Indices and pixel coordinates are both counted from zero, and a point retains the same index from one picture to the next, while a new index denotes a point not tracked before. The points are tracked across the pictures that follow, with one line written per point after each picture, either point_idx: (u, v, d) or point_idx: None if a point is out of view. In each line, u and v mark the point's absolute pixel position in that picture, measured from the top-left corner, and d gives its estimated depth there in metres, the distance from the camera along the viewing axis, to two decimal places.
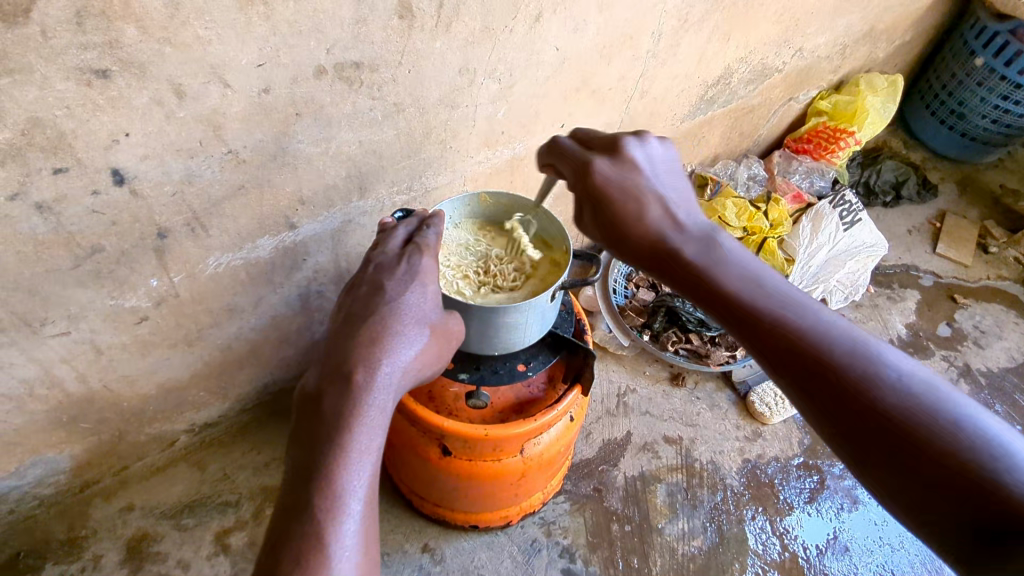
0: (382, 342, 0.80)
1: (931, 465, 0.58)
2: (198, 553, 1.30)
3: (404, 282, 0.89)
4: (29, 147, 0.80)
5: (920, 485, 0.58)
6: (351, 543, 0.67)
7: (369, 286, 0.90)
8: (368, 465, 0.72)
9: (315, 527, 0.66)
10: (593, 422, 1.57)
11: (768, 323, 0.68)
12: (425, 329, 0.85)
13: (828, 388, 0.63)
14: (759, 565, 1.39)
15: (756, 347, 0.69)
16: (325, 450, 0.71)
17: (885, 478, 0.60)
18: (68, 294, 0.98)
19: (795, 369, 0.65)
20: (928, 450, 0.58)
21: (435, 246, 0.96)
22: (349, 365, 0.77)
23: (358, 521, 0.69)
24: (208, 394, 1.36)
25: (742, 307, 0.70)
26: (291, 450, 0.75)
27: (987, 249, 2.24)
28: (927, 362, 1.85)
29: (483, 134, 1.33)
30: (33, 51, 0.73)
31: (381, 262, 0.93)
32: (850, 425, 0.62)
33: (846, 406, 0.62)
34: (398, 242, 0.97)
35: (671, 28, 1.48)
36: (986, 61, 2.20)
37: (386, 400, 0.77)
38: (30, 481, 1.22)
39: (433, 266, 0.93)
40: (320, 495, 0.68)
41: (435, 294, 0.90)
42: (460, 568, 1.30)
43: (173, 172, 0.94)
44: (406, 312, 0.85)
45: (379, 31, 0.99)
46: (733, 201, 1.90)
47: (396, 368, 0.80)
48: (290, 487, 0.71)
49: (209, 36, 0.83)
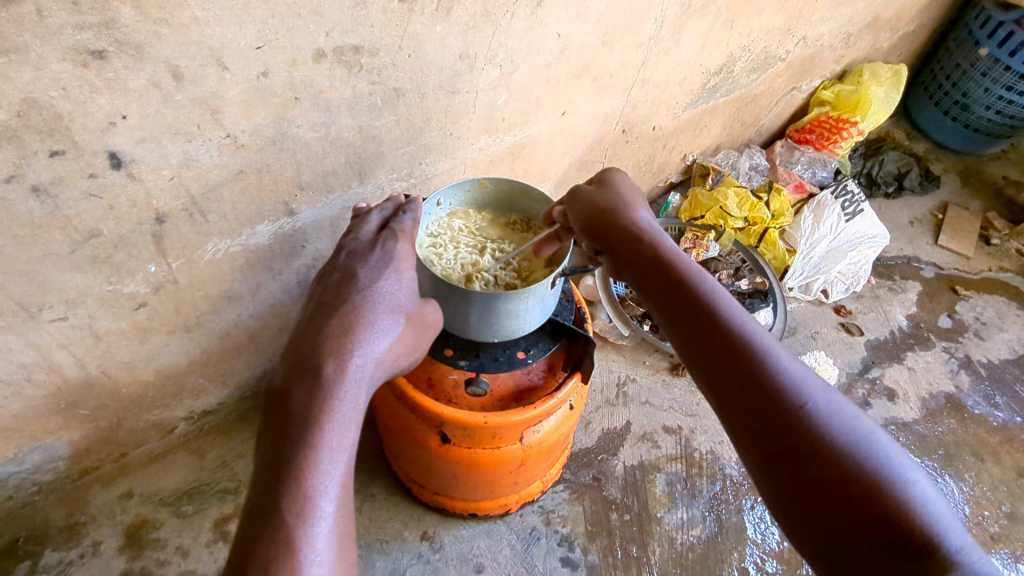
0: (353, 333, 0.79)
1: (837, 478, 0.66)
2: (197, 541, 1.30)
3: (377, 270, 0.89)
4: (25, 129, 0.79)
5: (829, 503, 0.65)
6: (324, 547, 0.65)
7: (341, 274, 0.90)
8: (340, 461, 0.71)
9: (285, 527, 0.65)
10: (592, 412, 1.57)
11: (730, 353, 0.78)
12: (398, 318, 0.84)
13: (764, 400, 0.73)
14: (758, 555, 1.39)
15: (713, 368, 0.79)
16: (295, 448, 0.70)
17: (792, 483, 0.68)
18: (66, 280, 0.97)
19: (734, 375, 0.76)
20: (836, 469, 0.66)
21: (410, 231, 0.96)
22: (317, 359, 0.76)
23: (331, 522, 0.67)
24: (207, 380, 1.35)
25: (703, 324, 0.81)
26: (260, 449, 0.73)
27: (989, 241, 2.23)
28: (928, 354, 1.85)
29: (483, 121, 1.32)
30: (28, 31, 0.72)
31: (354, 248, 0.94)
32: (771, 439, 0.71)
33: (772, 420, 0.72)
34: (372, 227, 0.98)
35: (674, 14, 1.47)
36: (990, 52, 2.19)
37: (357, 392, 0.75)
38: (29, 467, 1.22)
39: (409, 251, 0.93)
40: (289, 495, 0.66)
41: (409, 281, 0.89)
42: (459, 556, 1.30)
43: (171, 155, 0.93)
44: (379, 301, 0.84)
45: (379, 14, 0.98)
46: (735, 191, 1.89)
47: (368, 359, 0.78)
48: (258, 488, 0.69)
49: (207, 17, 0.82)
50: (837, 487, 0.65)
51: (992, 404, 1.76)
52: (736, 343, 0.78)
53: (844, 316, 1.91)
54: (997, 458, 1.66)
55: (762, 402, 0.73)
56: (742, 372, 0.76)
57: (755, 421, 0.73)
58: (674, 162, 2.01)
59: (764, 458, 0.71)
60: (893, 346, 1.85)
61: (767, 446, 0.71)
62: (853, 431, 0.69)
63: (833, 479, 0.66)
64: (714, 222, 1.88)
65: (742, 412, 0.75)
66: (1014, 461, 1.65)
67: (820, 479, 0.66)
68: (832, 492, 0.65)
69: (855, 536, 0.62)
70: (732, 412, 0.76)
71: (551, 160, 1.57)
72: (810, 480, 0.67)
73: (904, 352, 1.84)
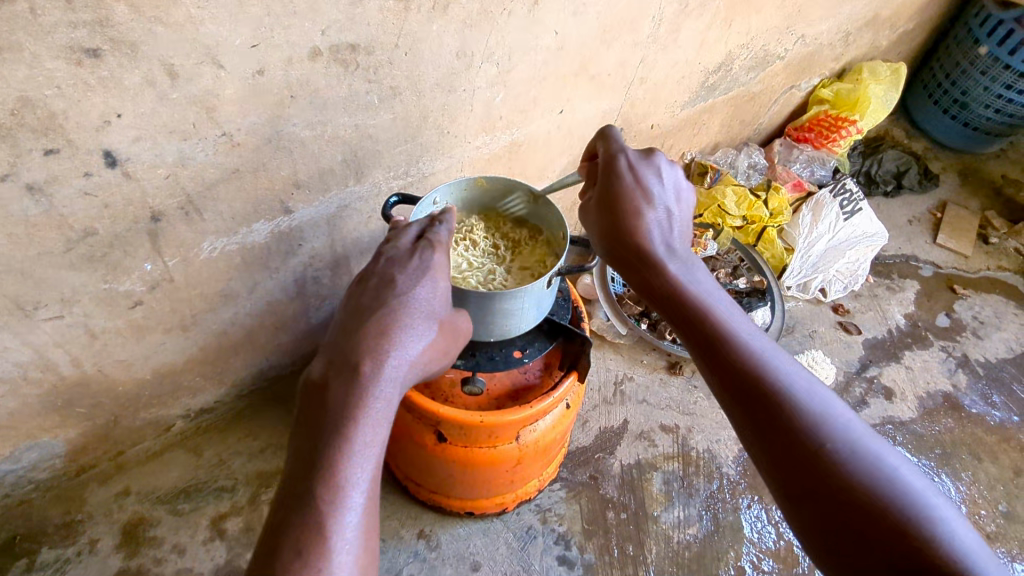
0: (390, 335, 0.77)
1: (861, 510, 0.65)
2: (194, 539, 1.30)
3: (416, 275, 0.84)
4: (19, 127, 0.79)
5: (852, 536, 0.66)
6: (353, 537, 0.66)
7: (379, 278, 0.85)
8: (371, 461, 0.70)
9: (316, 521, 0.65)
10: (589, 411, 1.58)
11: (750, 381, 0.75)
12: (433, 324, 0.81)
13: (785, 431, 0.72)
14: (754, 553, 1.40)
15: (729, 395, 0.77)
16: (329, 446, 0.69)
17: (813, 512, 0.69)
18: (61, 278, 0.97)
19: (753, 405, 0.74)
20: (861, 501, 0.66)
21: (448, 243, 0.91)
22: (355, 358, 0.74)
23: (360, 515, 0.67)
24: (204, 378, 1.35)
25: (720, 347, 0.78)
26: (295, 441, 0.73)
27: (987, 240, 2.23)
28: (926, 353, 1.85)
29: (481, 119, 1.31)
30: (22, 29, 0.72)
31: (393, 254, 0.88)
32: (792, 470, 0.70)
33: (795, 453, 0.70)
34: (410, 237, 0.91)
35: (673, 13, 1.46)
36: (990, 51, 2.19)
37: (392, 393, 0.74)
38: (25, 465, 1.22)
39: (446, 260, 0.89)
40: (325, 491, 0.66)
41: (446, 288, 0.86)
42: (456, 554, 1.30)
43: (167, 154, 0.93)
44: (416, 306, 0.81)
45: (375, 12, 0.98)
46: (733, 189, 1.87)
47: (403, 362, 0.77)
48: (293, 480, 0.69)
49: (202, 15, 0.82)
50: (862, 519, 0.65)
51: (989, 403, 1.76)
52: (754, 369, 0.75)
53: (842, 315, 1.91)
54: (994, 457, 1.66)
55: (783, 434, 0.72)
56: (762, 399, 0.74)
57: (775, 452, 0.72)
58: (672, 160, 2.01)
59: (786, 490, 0.71)
60: (890, 345, 1.85)
61: (789, 479, 0.71)
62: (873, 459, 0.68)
63: (857, 511, 0.66)
64: (711, 221, 1.88)
65: (762, 441, 0.73)
66: (1010, 460, 1.65)
67: (843, 510, 0.67)
68: (856, 525, 0.65)
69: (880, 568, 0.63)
70: (754, 440, 0.74)
71: (549, 158, 1.57)
72: (833, 512, 0.67)
73: (901, 351, 1.84)
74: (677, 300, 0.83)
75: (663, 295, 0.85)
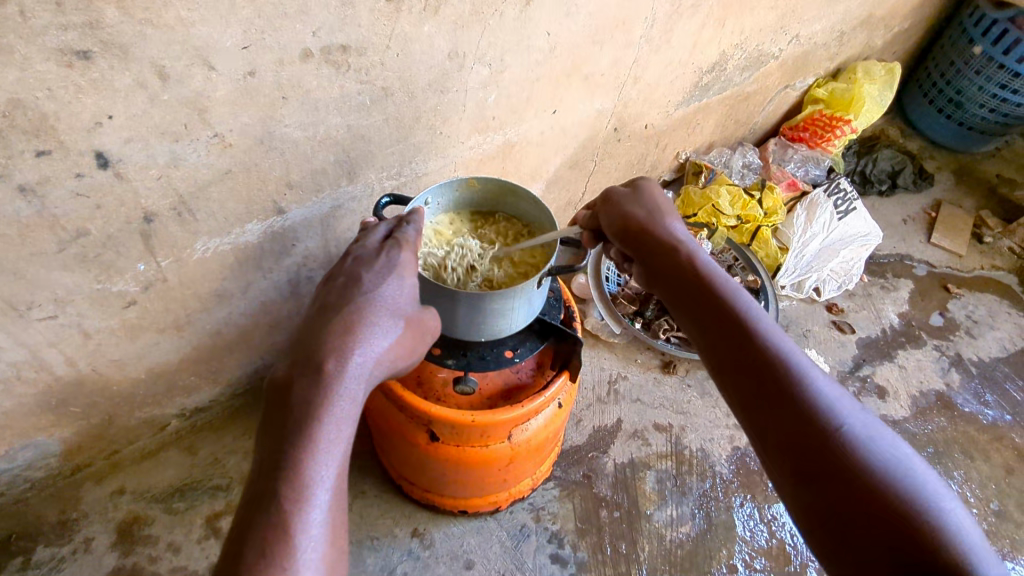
0: (355, 333, 0.77)
1: (867, 497, 0.65)
2: (189, 537, 1.31)
3: (382, 274, 0.86)
4: (10, 129, 0.79)
5: (856, 522, 0.64)
6: (318, 533, 0.67)
7: (346, 277, 0.86)
8: (335, 457, 0.71)
9: (281, 519, 0.65)
10: (583, 410, 1.58)
11: (780, 388, 0.76)
12: (399, 321, 0.82)
13: (796, 417, 0.73)
14: (746, 552, 1.40)
15: (746, 383, 0.79)
16: (293, 444, 0.69)
17: (817, 498, 0.68)
18: (54, 278, 0.98)
19: (768, 391, 0.77)
20: (869, 489, 0.65)
21: (415, 242, 0.93)
22: (320, 356, 0.74)
23: (326, 511, 0.68)
24: (199, 378, 1.36)
25: (740, 337, 0.82)
26: (260, 439, 0.73)
27: (982, 239, 2.23)
28: (919, 352, 1.86)
29: (474, 119, 1.32)
30: (12, 32, 0.72)
31: (360, 254, 0.90)
32: (801, 456, 0.71)
33: (804, 438, 0.72)
34: (378, 238, 0.94)
35: (666, 13, 1.47)
36: (984, 50, 2.19)
37: (357, 390, 0.75)
38: (20, 464, 1.23)
39: (412, 259, 0.90)
40: (289, 488, 0.67)
41: (412, 286, 0.87)
42: (449, 552, 1.31)
43: (159, 155, 0.93)
44: (381, 304, 0.82)
45: (367, 14, 0.98)
46: (727, 189, 1.90)
47: (369, 358, 0.77)
48: (258, 478, 0.69)
49: (193, 18, 0.82)
50: (868, 507, 0.64)
51: (982, 402, 1.77)
52: (772, 359, 0.78)
53: (837, 314, 1.91)
54: (986, 456, 1.67)
55: (796, 419, 0.73)
56: (777, 386, 0.76)
57: (785, 438, 0.73)
58: (667, 160, 2.01)
59: (794, 475, 0.71)
60: (884, 344, 1.86)
61: (797, 464, 0.71)
62: (887, 454, 0.68)
63: (864, 498, 0.65)
64: (705, 220, 1.90)
65: (772, 427, 0.75)
66: (1003, 458, 1.66)
67: (848, 496, 0.66)
68: (863, 512, 0.64)
69: (882, 555, 0.62)
70: (765, 427, 0.76)
71: (543, 158, 1.57)
72: (838, 499, 0.67)
73: (895, 350, 1.85)
74: (702, 293, 0.89)
75: (688, 288, 0.90)
